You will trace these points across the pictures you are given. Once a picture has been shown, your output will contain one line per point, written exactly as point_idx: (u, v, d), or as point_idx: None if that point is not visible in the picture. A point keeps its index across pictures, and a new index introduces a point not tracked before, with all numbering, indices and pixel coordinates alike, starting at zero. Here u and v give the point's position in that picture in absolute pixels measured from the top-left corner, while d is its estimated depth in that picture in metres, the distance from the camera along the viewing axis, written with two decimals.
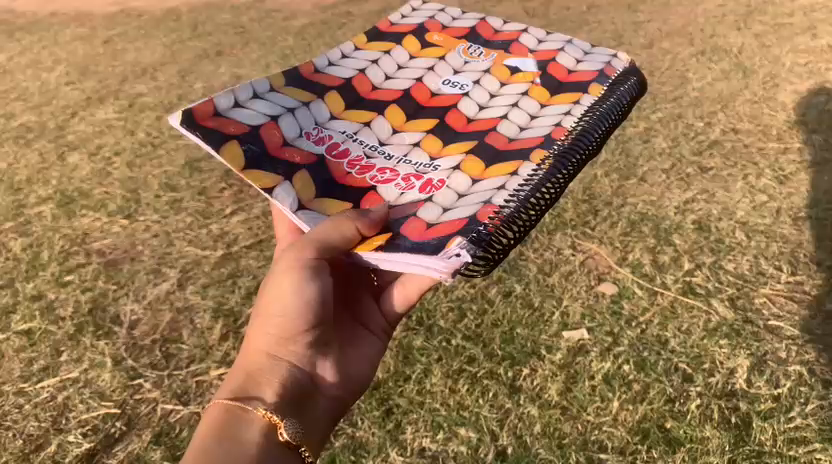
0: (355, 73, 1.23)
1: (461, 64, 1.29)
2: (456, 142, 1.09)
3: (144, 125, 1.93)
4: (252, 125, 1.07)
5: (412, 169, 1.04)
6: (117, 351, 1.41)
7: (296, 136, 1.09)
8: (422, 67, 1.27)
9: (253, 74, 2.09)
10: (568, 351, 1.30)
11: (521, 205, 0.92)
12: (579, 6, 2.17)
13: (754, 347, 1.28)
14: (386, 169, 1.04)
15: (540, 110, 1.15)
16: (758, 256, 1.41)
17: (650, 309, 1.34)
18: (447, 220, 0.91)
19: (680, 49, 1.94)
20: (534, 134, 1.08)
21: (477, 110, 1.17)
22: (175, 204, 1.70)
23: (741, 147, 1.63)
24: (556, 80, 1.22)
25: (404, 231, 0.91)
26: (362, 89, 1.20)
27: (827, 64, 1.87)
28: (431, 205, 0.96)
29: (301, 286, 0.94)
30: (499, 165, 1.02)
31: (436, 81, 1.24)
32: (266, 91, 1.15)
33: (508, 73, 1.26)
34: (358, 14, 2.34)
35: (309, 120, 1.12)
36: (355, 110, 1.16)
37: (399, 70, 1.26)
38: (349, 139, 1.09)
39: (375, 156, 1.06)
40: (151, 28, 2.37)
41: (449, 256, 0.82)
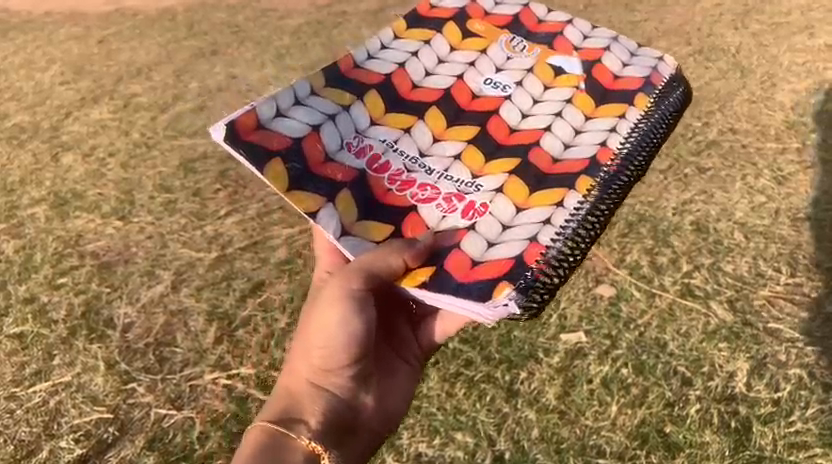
0: (394, 66, 1.05)
1: (503, 60, 1.10)
2: (500, 157, 0.97)
3: (138, 125, 1.92)
4: (296, 135, 0.93)
5: (455, 186, 0.94)
6: (111, 355, 1.41)
7: (339, 147, 0.95)
8: (469, 58, 1.09)
9: (248, 75, 2.08)
10: (566, 354, 1.29)
11: (567, 244, 0.86)
12: (576, 4, 2.16)
13: (754, 350, 1.27)
14: (427, 185, 0.93)
15: (585, 121, 1.02)
16: (756, 258, 1.40)
17: (648, 312, 1.33)
18: (492, 257, 0.85)
19: (677, 48, 1.93)
20: (581, 151, 0.98)
21: (515, 115, 1.03)
22: (169, 205, 1.68)
23: (739, 147, 1.63)
24: (601, 82, 1.08)
25: (446, 266, 0.85)
26: (405, 87, 1.04)
27: (824, 63, 1.86)
28: (475, 236, 0.88)
29: (346, 316, 0.91)
30: (542, 188, 0.93)
31: (478, 78, 1.07)
32: (306, 93, 0.99)
33: (550, 74, 1.09)
34: (354, 13, 2.32)
35: (355, 126, 0.98)
36: (395, 113, 1.01)
37: (441, 64, 1.08)
38: (389, 149, 0.96)
39: (416, 170, 0.95)
40: (146, 27, 2.35)
41: (496, 305, 0.80)
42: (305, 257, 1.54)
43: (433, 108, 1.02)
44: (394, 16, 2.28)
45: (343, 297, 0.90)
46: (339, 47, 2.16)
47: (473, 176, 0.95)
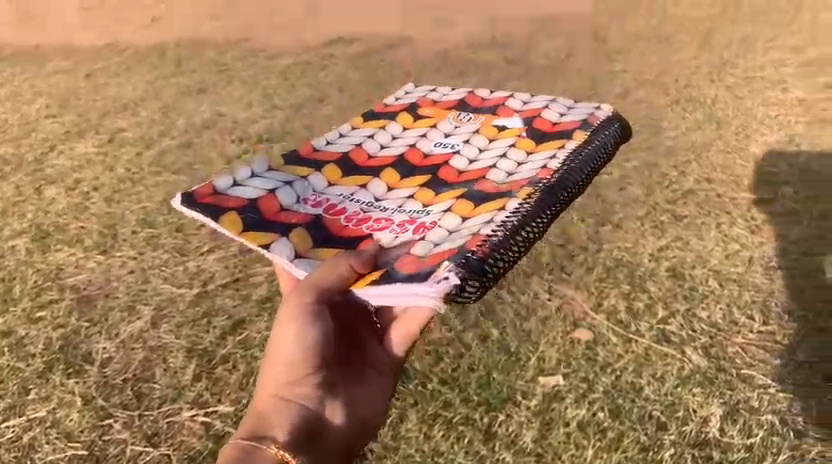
0: (351, 147, 1.29)
1: (451, 130, 1.35)
2: (448, 191, 1.15)
3: (124, 160, 1.93)
4: (251, 197, 1.11)
5: (406, 217, 1.08)
6: (88, 390, 1.39)
7: (294, 203, 1.12)
8: (416, 135, 1.33)
9: (235, 113, 2.11)
10: (544, 397, 1.30)
11: (509, 236, 0.99)
12: (558, 54, 2.26)
13: (727, 395, 1.28)
14: (381, 218, 1.08)
15: (526, 155, 1.22)
16: (730, 305, 1.43)
17: (624, 356, 1.35)
18: (437, 251, 0.97)
19: (654, 98, 2.00)
20: (521, 176, 1.15)
21: (464, 162, 1.24)
22: (151, 240, 1.68)
23: (714, 196, 1.67)
24: (540, 129, 1.30)
25: (396, 266, 0.96)
26: (362, 159, 1.26)
27: (796, 117, 1.92)
28: (422, 243, 1.01)
29: (303, 325, 0.95)
30: (486, 203, 1.09)
31: (427, 145, 1.30)
32: (264, 171, 1.19)
33: (495, 131, 1.32)
34: (341, 55, 2.37)
35: (309, 187, 1.16)
36: (352, 176, 1.20)
37: (393, 141, 1.32)
38: (346, 199, 1.13)
39: (372, 210, 1.10)
40: (134, 64, 2.38)
41: (437, 281, 0.89)
42: None
43: (386, 168, 1.23)
44: (380, 60, 2.33)
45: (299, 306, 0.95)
46: (326, 88, 2.20)
47: (428, 205, 1.12)
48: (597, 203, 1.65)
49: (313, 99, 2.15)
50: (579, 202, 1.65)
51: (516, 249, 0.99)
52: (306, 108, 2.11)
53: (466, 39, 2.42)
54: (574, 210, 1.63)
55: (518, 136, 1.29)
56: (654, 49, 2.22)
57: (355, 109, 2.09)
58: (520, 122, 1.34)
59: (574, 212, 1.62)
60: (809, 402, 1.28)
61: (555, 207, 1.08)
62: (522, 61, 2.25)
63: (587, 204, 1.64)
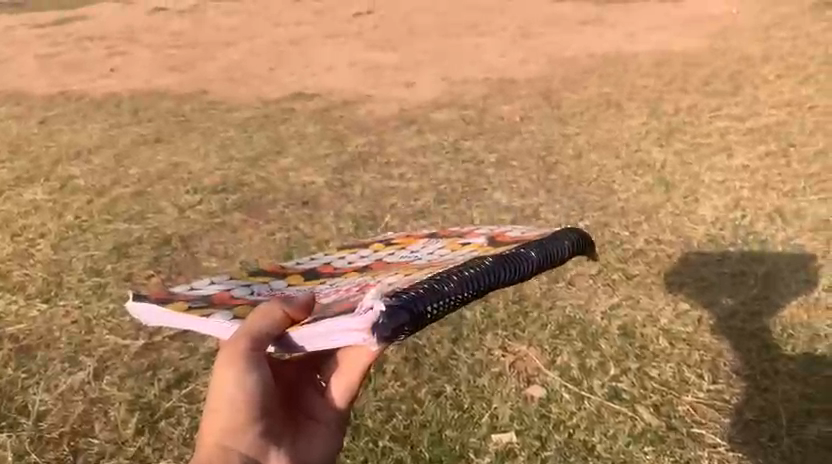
0: (318, 265, 0.92)
1: (417, 245, 0.92)
2: (394, 271, 0.78)
3: (74, 207, 1.89)
4: (204, 293, 0.83)
5: (360, 281, 0.78)
6: (21, 444, 1.32)
7: (248, 294, 0.82)
8: (383, 247, 0.96)
9: (191, 162, 2.10)
10: (497, 455, 1.27)
11: (454, 282, 0.65)
12: (514, 116, 2.32)
13: (678, 454, 1.28)
14: (330, 293, 0.77)
15: (486, 249, 0.80)
16: (680, 364, 1.44)
17: (577, 414, 1.35)
18: (375, 289, 0.69)
19: (606, 162, 2.06)
20: (474, 256, 0.76)
21: (418, 258, 0.84)
22: (98, 288, 1.64)
23: (664, 256, 1.71)
24: (511, 238, 0.87)
25: (333, 311, 0.69)
26: (314, 272, 0.90)
27: (742, 181, 1.98)
28: (364, 289, 0.72)
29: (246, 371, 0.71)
30: (429, 267, 0.76)
31: (388, 253, 0.91)
32: (225, 280, 0.90)
33: (461, 237, 0.93)
34: (301, 111, 2.39)
35: (267, 286, 0.85)
36: (310, 280, 0.86)
37: (357, 258, 0.92)
38: (300, 289, 0.81)
39: (322, 291, 0.78)
40: (90, 112, 2.36)
41: (364, 310, 0.61)
42: None
43: (337, 273, 0.86)
44: (340, 116, 2.36)
45: (238, 345, 0.70)
46: (284, 142, 2.20)
47: (385, 273, 0.79)
48: None
49: (271, 151, 2.15)
50: None
51: (457, 298, 0.64)
52: (264, 161, 2.11)
53: (425, 98, 2.47)
54: None
55: (489, 239, 0.87)
56: (606, 114, 2.30)
57: (313, 163, 2.10)
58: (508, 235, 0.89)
59: None
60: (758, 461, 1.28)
61: (510, 281, 0.70)
62: (480, 121, 2.30)
63: None
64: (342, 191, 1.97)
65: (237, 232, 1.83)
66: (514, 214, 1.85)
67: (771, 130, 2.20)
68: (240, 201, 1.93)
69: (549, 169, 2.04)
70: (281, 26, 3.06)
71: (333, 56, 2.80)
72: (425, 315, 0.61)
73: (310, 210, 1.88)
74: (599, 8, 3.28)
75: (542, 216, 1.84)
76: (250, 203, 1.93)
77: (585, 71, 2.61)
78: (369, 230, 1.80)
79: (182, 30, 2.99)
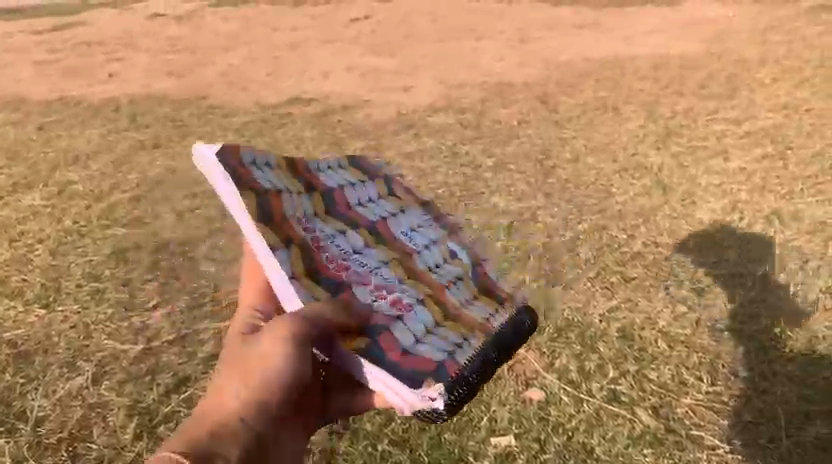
0: (339, 192, 1.08)
1: (417, 225, 1.11)
2: (406, 284, 1.00)
3: (72, 212, 1.89)
4: (265, 188, 0.96)
5: (383, 284, 0.98)
6: (19, 450, 1.32)
7: (294, 217, 0.98)
8: (395, 207, 1.12)
9: (189, 167, 2.10)
10: (496, 458, 1.28)
11: (465, 374, 0.89)
12: (511, 120, 2.33)
13: (676, 456, 1.28)
14: (356, 277, 0.98)
15: (469, 300, 1.03)
16: (679, 366, 1.44)
17: (576, 417, 1.35)
18: (419, 352, 0.90)
19: (603, 165, 2.06)
20: (466, 317, 0.99)
21: (420, 264, 1.05)
22: (96, 293, 1.64)
23: (661, 258, 1.71)
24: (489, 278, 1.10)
25: (381, 346, 0.90)
26: (337, 207, 1.06)
27: (739, 184, 1.98)
28: (402, 329, 0.93)
29: (277, 356, 0.87)
30: (431, 300, 0.99)
31: (394, 223, 1.09)
32: (274, 168, 1.03)
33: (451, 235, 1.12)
34: (299, 115, 2.40)
35: (306, 212, 1.01)
36: (333, 221, 1.04)
37: (370, 205, 1.10)
38: (330, 241, 1.00)
39: (349, 265, 0.99)
40: (88, 118, 2.36)
41: (425, 396, 0.84)
42: None
43: (358, 230, 1.05)
44: (338, 120, 2.37)
45: (279, 334, 0.87)
46: (282, 146, 2.21)
47: (399, 280, 1.00)
48: (548, 263, 1.69)
49: None
50: (530, 263, 1.68)
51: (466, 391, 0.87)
52: None
53: (423, 102, 2.47)
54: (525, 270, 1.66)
55: (471, 272, 1.09)
56: (603, 117, 2.31)
57: None
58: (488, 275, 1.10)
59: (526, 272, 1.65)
60: None
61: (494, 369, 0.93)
62: (477, 125, 2.30)
63: (539, 265, 1.68)
64: None
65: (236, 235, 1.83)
66: (512, 217, 1.85)
67: (768, 133, 2.21)
68: None
69: (547, 172, 2.05)
70: (279, 31, 3.07)
71: (331, 60, 2.81)
72: (457, 400, 0.86)
73: None
74: (596, 12, 3.28)
75: (539, 218, 1.85)
76: None
77: (582, 75, 2.61)
78: None
79: (180, 36, 3.00)
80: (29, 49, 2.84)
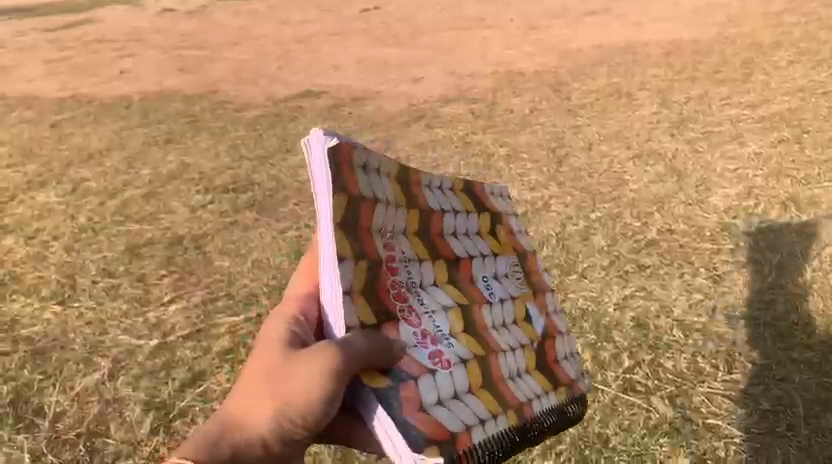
0: (433, 214, 0.84)
1: (497, 278, 0.89)
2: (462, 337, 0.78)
3: (86, 209, 1.91)
4: (362, 194, 0.74)
5: (435, 332, 0.77)
6: (38, 445, 1.32)
7: (378, 231, 0.76)
8: (486, 250, 0.90)
9: (201, 162, 2.10)
10: (510, 449, 1.27)
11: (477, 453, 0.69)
12: (523, 109, 2.31)
13: (693, 445, 1.27)
14: (411, 313, 0.76)
15: (517, 370, 0.81)
16: (695, 354, 1.43)
17: (592, 406, 1.33)
18: (436, 412, 0.69)
19: (617, 152, 2.05)
20: (510, 391, 0.78)
21: (491, 319, 0.84)
22: (111, 290, 1.66)
23: (676, 246, 1.69)
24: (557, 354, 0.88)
25: (400, 393, 0.68)
26: (427, 231, 0.83)
27: (755, 169, 1.96)
28: (429, 380, 0.71)
29: (322, 383, 0.67)
30: (480, 360, 0.77)
31: (479, 262, 0.88)
32: (375, 167, 0.77)
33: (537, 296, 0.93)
34: (310, 109, 2.39)
35: (391, 225, 0.78)
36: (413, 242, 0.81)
37: (462, 240, 0.87)
38: (403, 265, 0.78)
39: (411, 298, 0.77)
40: (100, 115, 2.37)
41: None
42: (247, 346, 1.51)
43: (435, 260, 0.83)
44: (348, 113, 2.36)
45: (332, 357, 0.66)
46: (293, 141, 2.21)
47: (454, 331, 0.78)
48: (561, 252, 1.67)
49: (280, 150, 2.16)
50: (543, 253, 1.68)
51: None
52: (273, 160, 2.11)
53: (433, 93, 2.46)
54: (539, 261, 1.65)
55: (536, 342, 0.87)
56: (615, 105, 2.28)
57: None
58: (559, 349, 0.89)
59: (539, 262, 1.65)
60: (774, 451, 1.26)
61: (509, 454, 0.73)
62: (488, 115, 2.29)
63: (551, 254, 1.67)
64: None
65: (249, 230, 1.83)
66: (525, 207, 1.84)
67: (784, 117, 2.18)
68: (250, 200, 1.94)
69: (559, 161, 2.03)
70: (288, 24, 3.06)
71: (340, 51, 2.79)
72: None
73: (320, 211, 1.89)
74: None
75: (552, 208, 1.84)
76: (260, 202, 1.93)
77: (593, 62, 2.59)
78: None
79: (189, 31, 3.00)
80: (41, 45, 2.84)
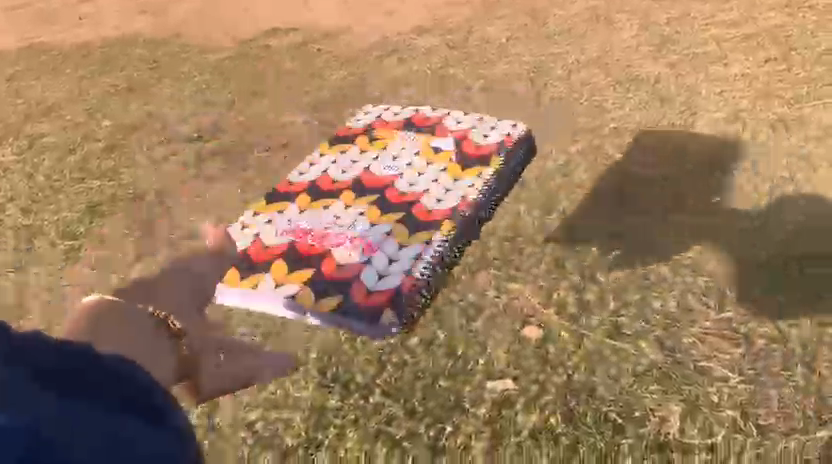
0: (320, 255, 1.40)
1: (396, 250, 1.40)
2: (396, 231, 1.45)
3: (43, 167, 1.81)
4: (265, 242, 1.44)
5: (363, 261, 1.38)
6: None
7: (296, 260, 1.41)
8: (384, 230, 1.45)
9: (165, 110, 1.99)
10: (492, 404, 1.22)
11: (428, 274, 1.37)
12: (499, 37, 2.19)
13: (686, 392, 1.21)
14: (344, 272, 1.37)
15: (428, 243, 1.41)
16: (684, 292, 1.36)
17: (577, 353, 1.28)
18: (380, 287, 1.33)
19: (597, 79, 1.95)
20: (407, 251, 1.40)
21: (413, 251, 1.40)
22: (72, 252, 1.58)
23: (661, 179, 1.62)
24: (478, 149, 1.61)
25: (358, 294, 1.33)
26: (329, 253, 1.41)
27: (740, 91, 1.87)
28: (369, 268, 1.37)
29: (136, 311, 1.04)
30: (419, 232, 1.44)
31: (383, 259, 1.39)
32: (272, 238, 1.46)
33: (459, 169, 1.57)
34: (276, 48, 2.26)
35: (298, 217, 1.50)
36: (297, 272, 1.39)
37: (368, 229, 1.46)
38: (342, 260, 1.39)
39: (343, 262, 1.39)
40: (59, 63, 2.23)
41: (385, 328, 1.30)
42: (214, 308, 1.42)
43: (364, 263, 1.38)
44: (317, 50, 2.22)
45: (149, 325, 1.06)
46: (262, 81, 2.09)
47: (386, 263, 1.37)
48: (543, 191, 1.60)
49: (245, 94, 2.04)
50: (524, 192, 1.60)
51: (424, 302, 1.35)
52: (239, 104, 2.00)
53: (403, 26, 2.31)
54: (521, 200, 1.58)
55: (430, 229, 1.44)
56: (595, 29, 2.17)
57: (291, 102, 1.99)
58: (460, 126, 1.68)
59: (520, 203, 1.57)
60: (771, 389, 1.21)
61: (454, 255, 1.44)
62: (463, 46, 2.16)
63: (532, 194, 1.60)
64: (322, 132, 1.88)
65: (215, 181, 1.74)
66: None
67: (769, 34, 2.07)
68: (217, 149, 1.84)
69: (539, 91, 1.93)
70: None
71: None
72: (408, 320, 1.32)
73: (290, 158, 1.79)
74: None
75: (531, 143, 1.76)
76: (227, 150, 1.83)
77: None
78: None
79: None
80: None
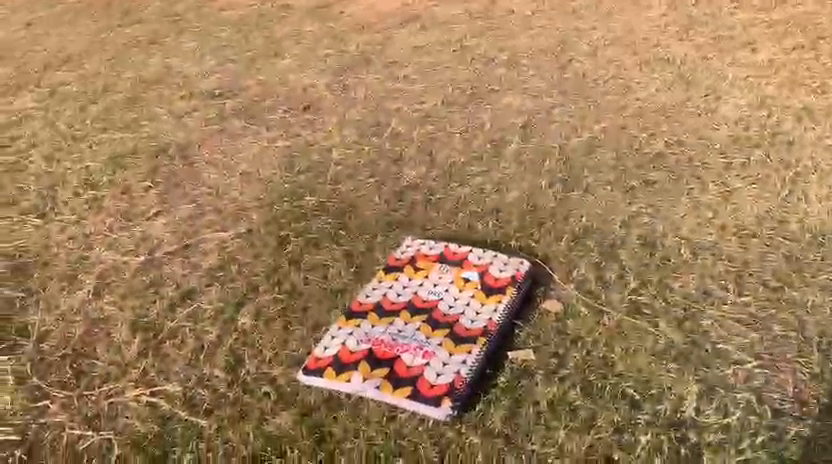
0: (382, 294, 1.28)
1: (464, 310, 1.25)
2: (439, 323, 1.23)
3: (65, 115, 1.82)
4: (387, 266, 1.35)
5: (418, 343, 1.19)
6: (22, 368, 1.24)
7: (377, 301, 1.27)
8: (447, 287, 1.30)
9: (186, 65, 2.00)
10: (513, 372, 1.20)
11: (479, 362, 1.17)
12: (524, 10, 2.18)
13: (703, 373, 1.20)
14: (411, 349, 1.18)
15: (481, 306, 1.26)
16: (702, 275, 1.37)
17: (596, 329, 1.27)
18: (439, 380, 1.14)
19: (623, 57, 1.95)
20: (474, 322, 1.23)
21: (468, 313, 1.25)
22: (95, 202, 1.58)
23: (684, 161, 1.62)
24: (495, 282, 1.30)
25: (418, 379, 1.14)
26: (386, 308, 1.26)
27: (767, 78, 1.86)
28: (432, 358, 1.17)
29: None
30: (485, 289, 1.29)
31: (447, 300, 1.27)
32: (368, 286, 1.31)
33: (485, 295, 1.28)
34: (299, 6, 2.26)
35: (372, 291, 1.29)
36: (379, 317, 1.24)
37: (421, 286, 1.30)
38: (390, 333, 1.21)
39: (400, 339, 1.20)
40: (80, 13, 2.23)
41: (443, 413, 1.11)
42: (238, 262, 1.42)
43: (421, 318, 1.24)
44: (339, 12, 2.22)
45: None
46: (282, 43, 2.08)
47: (427, 338, 1.20)
48: (564, 167, 1.62)
49: (268, 52, 2.04)
50: (547, 167, 1.62)
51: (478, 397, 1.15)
52: (261, 62, 2.00)
53: None
54: (544, 175, 1.60)
55: (479, 285, 1.29)
56: (618, 8, 2.17)
57: (313, 63, 1.99)
58: (485, 259, 1.34)
59: (540, 179, 1.59)
60: (797, 376, 1.19)
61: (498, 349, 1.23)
62: (486, 16, 2.17)
63: (555, 168, 1.62)
64: (344, 95, 1.87)
65: (239, 139, 1.75)
66: (529, 117, 1.77)
67: (798, 21, 2.07)
68: (238, 106, 1.85)
69: (562, 66, 1.93)
70: None
71: None
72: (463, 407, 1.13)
73: (315, 118, 1.80)
74: None
75: (555, 118, 1.76)
76: (248, 108, 1.84)
77: None
78: (379, 138, 1.73)
79: None
80: None
